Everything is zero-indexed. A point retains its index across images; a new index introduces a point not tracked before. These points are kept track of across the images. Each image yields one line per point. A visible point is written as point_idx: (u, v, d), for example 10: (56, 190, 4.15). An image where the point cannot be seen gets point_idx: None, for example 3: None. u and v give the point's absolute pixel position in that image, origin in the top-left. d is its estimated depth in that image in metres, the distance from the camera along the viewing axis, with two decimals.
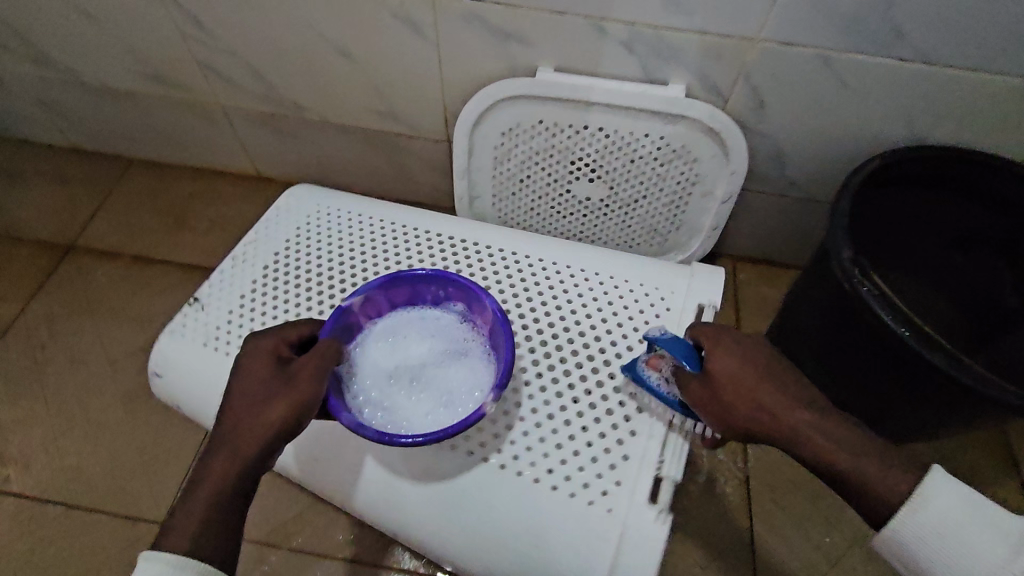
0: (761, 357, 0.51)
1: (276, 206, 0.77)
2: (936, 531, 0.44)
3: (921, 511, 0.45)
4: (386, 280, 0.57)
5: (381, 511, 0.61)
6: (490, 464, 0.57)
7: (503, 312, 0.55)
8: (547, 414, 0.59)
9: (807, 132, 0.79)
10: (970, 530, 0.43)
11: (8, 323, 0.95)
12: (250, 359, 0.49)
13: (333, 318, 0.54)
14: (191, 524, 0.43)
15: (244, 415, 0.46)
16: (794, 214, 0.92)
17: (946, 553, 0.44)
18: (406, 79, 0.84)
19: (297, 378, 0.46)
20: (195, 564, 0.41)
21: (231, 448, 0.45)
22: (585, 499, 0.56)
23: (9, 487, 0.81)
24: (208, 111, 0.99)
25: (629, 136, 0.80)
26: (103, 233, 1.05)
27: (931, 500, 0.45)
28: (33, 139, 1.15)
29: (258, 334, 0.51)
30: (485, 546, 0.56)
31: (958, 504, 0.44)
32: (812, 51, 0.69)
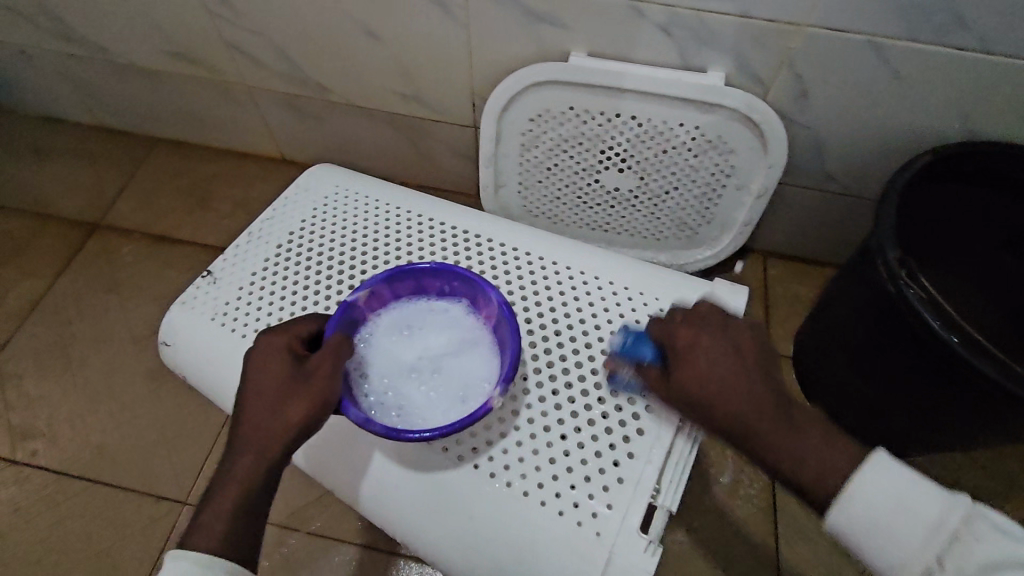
0: (723, 354, 0.47)
1: (297, 183, 0.76)
2: (869, 520, 0.42)
3: (849, 501, 0.43)
4: (391, 273, 0.54)
5: (367, 510, 0.59)
6: (479, 472, 0.55)
7: (509, 307, 0.53)
8: (544, 426, 0.56)
9: (851, 123, 0.75)
10: (901, 518, 0.41)
11: (36, 299, 0.96)
12: (261, 356, 0.47)
13: (337, 314, 0.52)
14: (217, 524, 0.43)
15: (263, 415, 0.45)
16: (831, 209, 0.88)
17: (878, 543, 0.42)
18: (433, 62, 0.82)
19: (312, 375, 0.45)
20: (223, 564, 0.41)
21: (253, 448, 0.45)
22: (572, 519, 0.53)
23: (36, 461, 0.83)
24: (233, 91, 0.98)
25: (663, 125, 0.77)
26: (129, 212, 1.05)
27: (858, 490, 0.42)
28: (62, 117, 1.15)
29: (268, 330, 0.50)
30: (470, 556, 0.54)
31: (896, 495, 0.41)
32: (864, 38, 0.65)
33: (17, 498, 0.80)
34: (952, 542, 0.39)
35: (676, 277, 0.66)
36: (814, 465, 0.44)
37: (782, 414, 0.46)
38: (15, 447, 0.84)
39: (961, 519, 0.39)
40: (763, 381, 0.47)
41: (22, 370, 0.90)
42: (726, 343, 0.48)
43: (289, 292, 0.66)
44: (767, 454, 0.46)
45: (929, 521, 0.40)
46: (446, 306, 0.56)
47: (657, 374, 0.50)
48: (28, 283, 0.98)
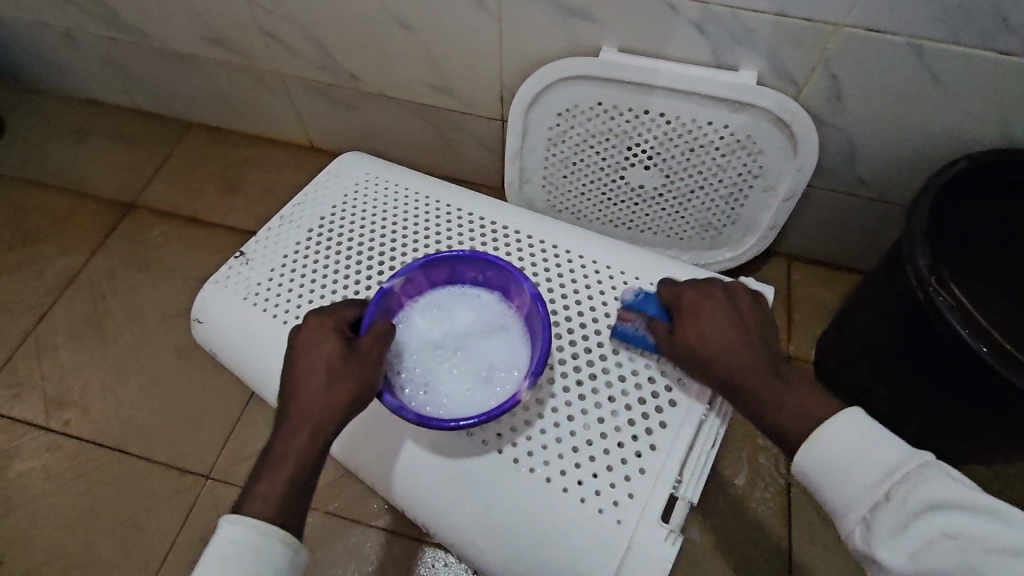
0: (721, 309, 0.53)
1: (327, 169, 0.78)
2: (830, 461, 0.43)
3: (819, 440, 0.44)
4: (426, 260, 0.55)
5: (391, 491, 0.60)
6: (502, 458, 0.55)
7: (540, 298, 0.53)
8: (568, 414, 0.56)
9: (885, 126, 0.74)
10: (862, 461, 0.42)
11: (72, 275, 1.00)
12: (313, 335, 0.49)
13: (375, 300, 0.52)
14: (272, 493, 0.44)
15: (315, 393, 0.46)
16: (861, 214, 0.87)
17: (838, 485, 0.43)
18: (463, 54, 0.83)
19: (364, 357, 0.47)
20: (277, 530, 0.42)
21: (306, 424, 0.46)
22: (594, 506, 0.53)
23: (69, 430, 0.86)
24: (265, 77, 1.00)
25: (693, 123, 0.76)
26: (162, 193, 1.08)
27: (827, 431, 0.44)
28: (100, 99, 1.19)
29: (315, 312, 0.51)
30: (492, 538, 0.55)
31: (857, 439, 0.43)
32: (903, 40, 0.64)
33: (51, 464, 0.83)
34: (906, 484, 0.40)
35: (700, 274, 0.66)
36: (793, 400, 0.48)
37: (771, 359, 0.50)
38: (49, 416, 0.87)
39: (916, 464, 0.40)
40: (761, 334, 0.52)
41: (58, 342, 0.93)
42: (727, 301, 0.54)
43: (319, 276, 0.67)
44: (756, 389, 0.49)
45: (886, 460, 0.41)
46: (480, 293, 0.57)
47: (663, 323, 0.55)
48: (65, 259, 1.01)
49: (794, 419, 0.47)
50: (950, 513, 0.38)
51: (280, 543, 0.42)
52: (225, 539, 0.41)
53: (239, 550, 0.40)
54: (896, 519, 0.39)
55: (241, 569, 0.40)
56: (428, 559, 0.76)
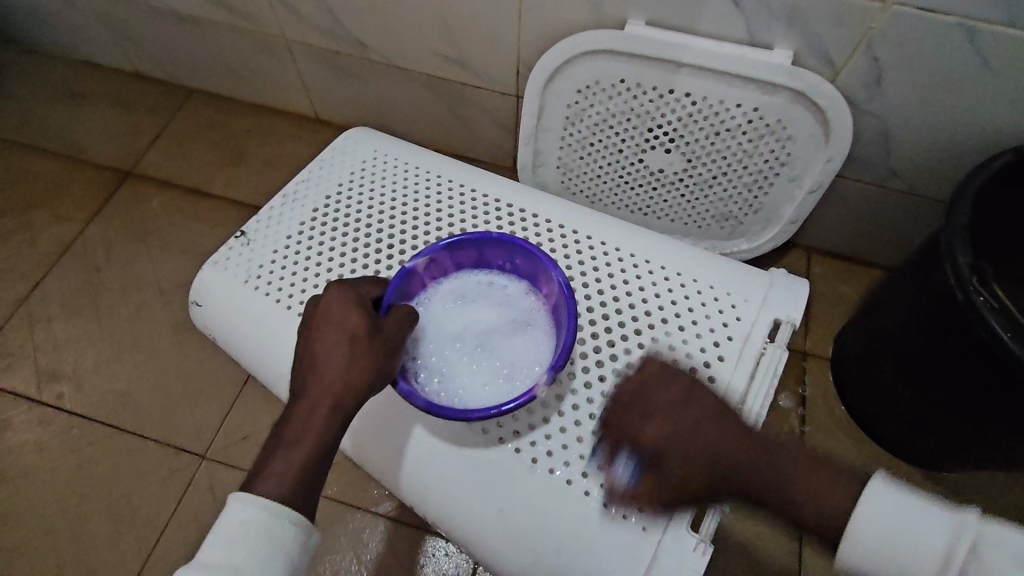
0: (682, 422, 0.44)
1: (333, 144, 0.74)
2: (876, 556, 0.39)
3: (856, 542, 0.40)
4: (453, 243, 0.52)
5: (403, 488, 0.57)
6: (520, 458, 0.53)
7: (571, 289, 0.49)
8: (590, 413, 0.54)
9: (923, 114, 0.70)
10: (902, 560, 0.39)
11: (66, 243, 0.96)
12: (337, 304, 0.44)
13: (398, 280, 0.50)
14: (289, 471, 0.40)
15: (335, 368, 0.42)
16: (888, 207, 0.84)
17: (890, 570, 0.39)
18: (480, 24, 0.78)
19: (388, 338, 0.44)
20: (287, 511, 0.39)
21: (324, 401, 0.42)
22: (618, 512, 0.50)
23: (61, 403, 0.83)
24: (270, 43, 0.95)
25: (719, 104, 0.72)
26: (160, 162, 1.05)
27: (866, 524, 0.39)
28: (97, 61, 1.14)
29: (339, 281, 0.47)
30: (508, 542, 0.52)
31: (899, 522, 0.39)
32: (955, 20, 0.60)
33: (43, 437, 0.81)
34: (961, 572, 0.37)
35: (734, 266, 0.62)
36: (802, 487, 0.42)
37: (757, 460, 0.42)
38: (41, 389, 0.84)
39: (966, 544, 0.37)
40: (730, 432, 0.44)
41: (51, 313, 0.90)
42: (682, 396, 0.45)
43: (325, 257, 0.64)
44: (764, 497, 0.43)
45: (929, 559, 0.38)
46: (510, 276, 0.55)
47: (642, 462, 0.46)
48: (61, 226, 0.98)
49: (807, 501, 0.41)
50: None
51: (291, 524, 0.39)
52: (236, 518, 0.38)
53: (248, 531, 0.37)
54: None
55: (252, 552, 0.37)
56: (428, 549, 0.74)
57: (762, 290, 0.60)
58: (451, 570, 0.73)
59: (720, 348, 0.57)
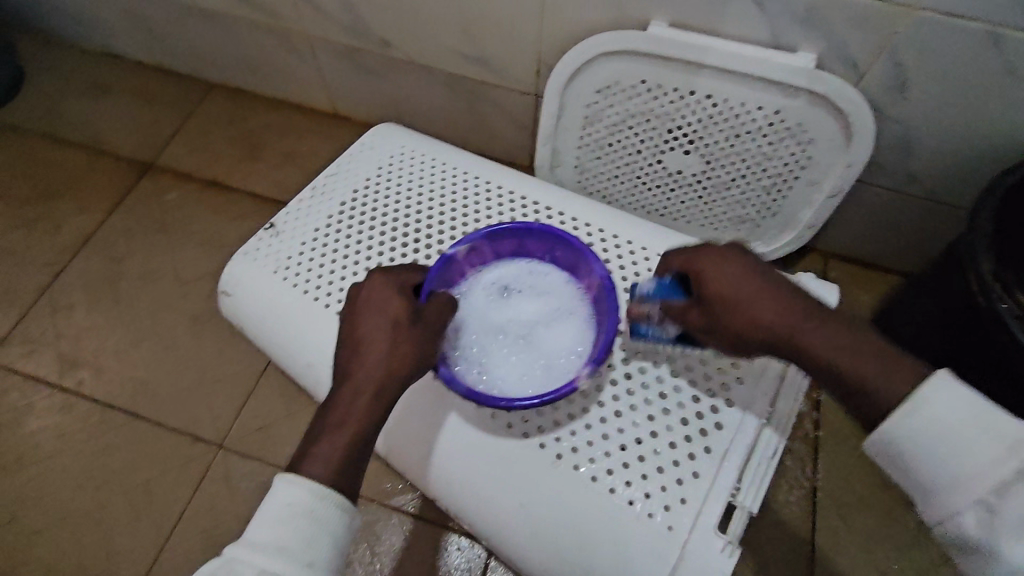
0: (742, 281, 0.46)
1: (361, 139, 0.75)
2: (928, 443, 0.39)
3: (911, 416, 0.40)
4: (492, 231, 0.53)
5: (429, 481, 0.58)
6: (546, 453, 0.53)
7: (613, 282, 0.50)
8: (615, 410, 0.54)
9: (945, 120, 0.70)
10: (969, 445, 0.38)
11: (88, 233, 0.98)
12: (378, 291, 0.45)
13: (437, 266, 0.51)
14: (333, 454, 0.41)
15: (378, 354, 0.43)
16: (907, 213, 0.83)
17: (940, 463, 0.39)
18: (501, 23, 0.79)
19: (429, 325, 0.45)
20: (333, 495, 0.39)
21: (368, 385, 0.43)
22: (643, 510, 0.50)
23: (81, 390, 0.84)
24: (291, 39, 0.96)
25: (740, 106, 0.72)
26: (180, 154, 1.06)
27: (922, 405, 0.40)
28: (119, 54, 1.15)
29: (380, 269, 0.48)
30: (534, 536, 0.52)
31: (961, 412, 0.39)
32: (981, 26, 0.59)
33: (62, 423, 0.82)
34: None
35: None
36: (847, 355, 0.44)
37: (812, 327, 0.45)
38: (62, 375, 0.86)
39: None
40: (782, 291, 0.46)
41: (73, 300, 0.92)
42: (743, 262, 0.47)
43: (352, 250, 0.65)
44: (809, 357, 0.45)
45: (1002, 446, 0.37)
46: (548, 269, 0.56)
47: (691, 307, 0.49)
48: (83, 216, 0.99)
49: (851, 372, 0.43)
50: None
51: (337, 508, 0.39)
52: (283, 499, 0.38)
53: (295, 513, 0.38)
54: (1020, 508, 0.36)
55: (299, 534, 0.37)
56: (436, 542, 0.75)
57: None
58: (462, 564, 0.74)
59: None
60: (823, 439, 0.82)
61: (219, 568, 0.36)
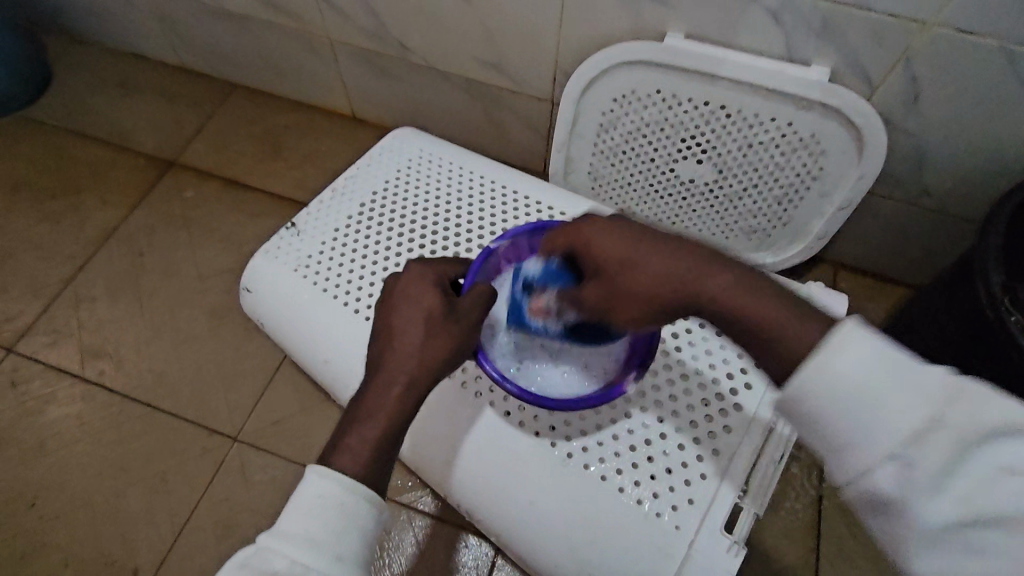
0: (632, 243, 0.43)
1: (381, 143, 0.77)
2: (844, 400, 0.33)
3: (829, 369, 0.33)
4: (537, 228, 0.56)
5: (439, 477, 0.59)
6: (557, 452, 0.54)
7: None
8: (626, 410, 0.55)
9: (958, 134, 0.71)
10: (890, 399, 0.32)
11: (112, 227, 1.00)
12: (414, 283, 0.47)
13: (478, 262, 0.53)
14: (364, 449, 0.42)
15: (414, 345, 0.45)
16: (918, 225, 0.84)
17: (857, 425, 0.33)
18: (521, 30, 0.80)
19: (462, 318, 0.47)
20: (363, 489, 0.40)
21: (398, 379, 0.44)
22: (652, 508, 0.52)
23: (102, 380, 0.87)
24: (314, 42, 0.98)
25: (753, 118, 0.73)
26: (202, 153, 1.08)
27: (840, 354, 0.33)
28: (145, 54, 1.18)
29: (417, 261, 0.50)
30: (544, 534, 0.53)
31: (876, 363, 0.33)
32: (995, 42, 0.60)
33: (83, 412, 0.85)
34: (944, 419, 0.31)
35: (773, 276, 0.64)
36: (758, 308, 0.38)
37: (720, 291, 0.39)
38: (84, 365, 0.88)
39: (954, 390, 0.32)
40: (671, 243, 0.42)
41: (95, 293, 0.94)
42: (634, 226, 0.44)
43: (372, 250, 0.67)
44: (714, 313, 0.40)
45: (919, 393, 0.32)
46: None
47: (590, 284, 0.46)
48: (107, 211, 1.02)
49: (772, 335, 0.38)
50: (1004, 444, 0.30)
51: (365, 502, 0.40)
52: (315, 491, 0.39)
53: (327, 506, 0.39)
54: (942, 461, 0.31)
55: (330, 526, 0.38)
56: (452, 541, 0.77)
57: None
58: (472, 562, 0.75)
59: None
60: None
61: (252, 555, 0.38)
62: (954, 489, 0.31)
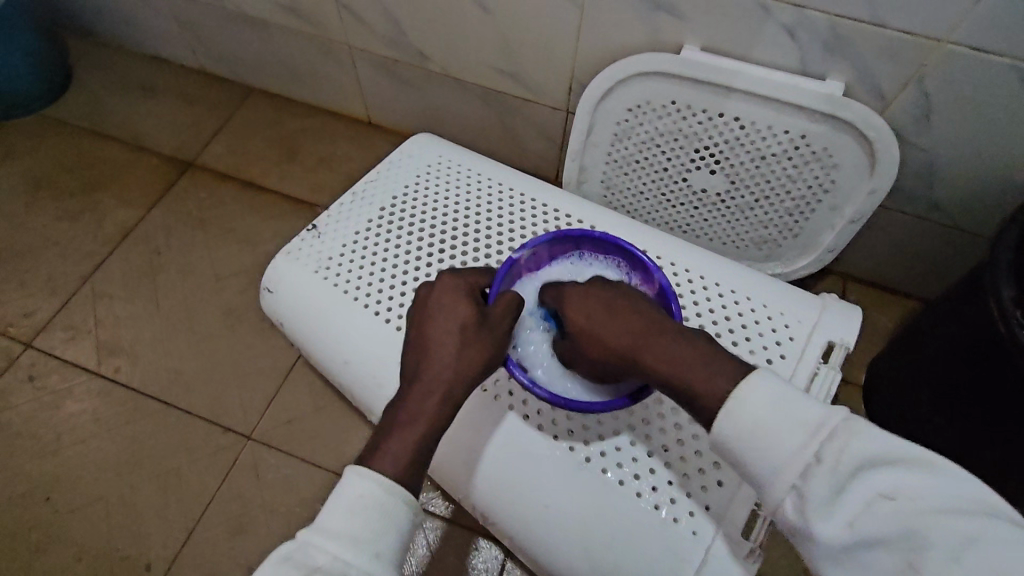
0: (601, 317, 0.49)
1: (400, 148, 0.78)
2: (748, 434, 0.39)
3: (734, 407, 0.40)
4: (556, 236, 0.58)
5: (456, 479, 0.60)
6: (575, 456, 0.55)
7: (673, 290, 0.55)
8: (644, 416, 0.56)
9: (969, 150, 0.72)
10: (782, 431, 0.38)
11: (130, 227, 1.02)
12: (448, 294, 0.49)
13: (504, 270, 0.55)
14: (405, 452, 0.43)
15: (450, 354, 0.46)
16: (928, 239, 0.85)
17: (761, 456, 0.39)
18: (539, 41, 0.82)
19: (495, 327, 0.49)
20: (403, 490, 0.41)
21: (437, 387, 0.45)
22: (669, 514, 0.52)
23: (118, 377, 0.88)
24: (333, 49, 1.00)
25: (766, 130, 0.74)
26: (220, 155, 1.10)
27: (743, 394, 0.40)
28: (165, 57, 1.20)
29: (448, 271, 0.52)
30: (562, 539, 0.54)
31: (773, 399, 0.39)
32: (1009, 61, 0.61)
33: (99, 408, 0.85)
34: (831, 443, 0.37)
35: (787, 286, 0.65)
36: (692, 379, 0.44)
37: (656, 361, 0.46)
38: (101, 361, 0.89)
39: (839, 420, 0.37)
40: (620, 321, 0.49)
41: (113, 291, 0.95)
42: (598, 295, 0.51)
43: (392, 253, 0.68)
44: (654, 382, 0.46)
45: (807, 429, 0.38)
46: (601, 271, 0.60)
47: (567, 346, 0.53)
48: (125, 210, 1.03)
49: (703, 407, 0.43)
50: (885, 466, 0.35)
51: (405, 504, 0.41)
52: (357, 491, 0.40)
53: (369, 506, 0.39)
54: (829, 484, 0.36)
55: (372, 527, 0.39)
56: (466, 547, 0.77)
57: (814, 313, 0.62)
58: (483, 566, 0.76)
59: (772, 364, 0.58)
60: None
61: (293, 552, 0.38)
62: (842, 514, 0.35)
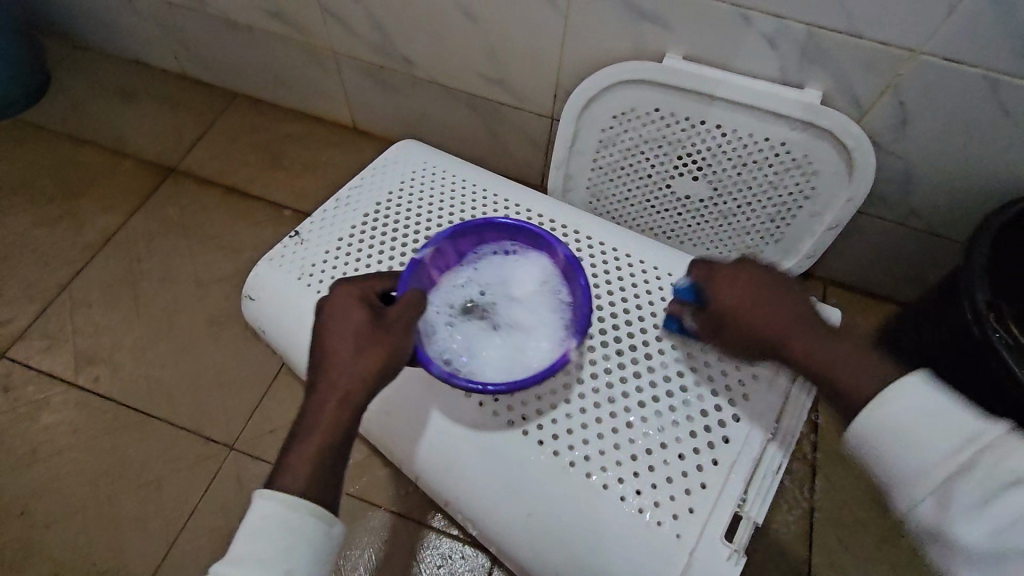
0: (741, 300, 0.49)
1: (385, 155, 0.78)
2: (891, 429, 0.40)
3: (884, 404, 0.41)
4: (456, 230, 0.57)
5: (438, 485, 0.60)
6: (558, 461, 0.55)
7: (578, 260, 0.57)
8: (627, 420, 0.56)
9: (945, 158, 0.73)
10: (932, 436, 0.38)
11: (109, 234, 1.00)
12: (339, 303, 0.47)
13: (409, 270, 0.53)
14: (304, 466, 0.43)
15: (343, 363, 0.45)
16: (906, 245, 0.87)
17: (906, 454, 0.39)
18: (525, 48, 0.82)
19: (392, 326, 0.46)
20: (302, 502, 0.41)
21: (332, 398, 0.44)
22: (652, 518, 0.52)
23: (96, 387, 0.86)
24: (319, 54, 0.99)
25: (748, 138, 0.75)
26: (203, 161, 1.09)
27: (892, 394, 0.41)
28: (148, 62, 1.19)
29: (343, 280, 0.50)
30: (546, 544, 0.54)
31: (926, 409, 0.39)
32: (981, 72, 0.63)
33: (76, 419, 0.84)
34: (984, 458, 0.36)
35: None
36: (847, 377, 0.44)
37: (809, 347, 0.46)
38: (78, 371, 0.87)
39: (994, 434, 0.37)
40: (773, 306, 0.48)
41: (91, 299, 0.93)
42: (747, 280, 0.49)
43: (376, 260, 0.67)
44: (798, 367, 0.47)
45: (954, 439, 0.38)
46: (507, 257, 0.60)
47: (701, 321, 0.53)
48: (105, 216, 1.02)
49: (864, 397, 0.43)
50: None
51: (309, 515, 0.41)
52: (261, 511, 0.41)
53: (272, 524, 0.40)
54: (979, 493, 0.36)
55: (275, 543, 0.40)
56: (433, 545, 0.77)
57: None
58: (465, 572, 0.76)
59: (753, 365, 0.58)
60: (821, 461, 0.84)
61: None
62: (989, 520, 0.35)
